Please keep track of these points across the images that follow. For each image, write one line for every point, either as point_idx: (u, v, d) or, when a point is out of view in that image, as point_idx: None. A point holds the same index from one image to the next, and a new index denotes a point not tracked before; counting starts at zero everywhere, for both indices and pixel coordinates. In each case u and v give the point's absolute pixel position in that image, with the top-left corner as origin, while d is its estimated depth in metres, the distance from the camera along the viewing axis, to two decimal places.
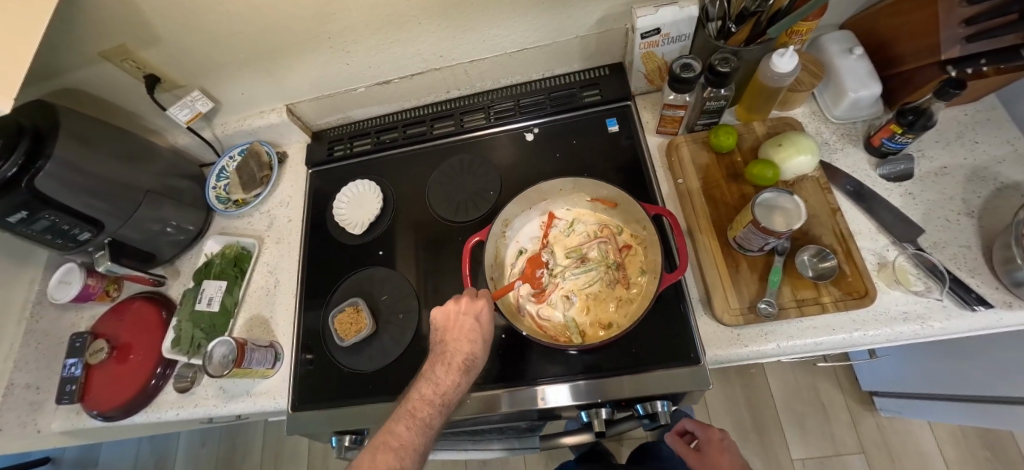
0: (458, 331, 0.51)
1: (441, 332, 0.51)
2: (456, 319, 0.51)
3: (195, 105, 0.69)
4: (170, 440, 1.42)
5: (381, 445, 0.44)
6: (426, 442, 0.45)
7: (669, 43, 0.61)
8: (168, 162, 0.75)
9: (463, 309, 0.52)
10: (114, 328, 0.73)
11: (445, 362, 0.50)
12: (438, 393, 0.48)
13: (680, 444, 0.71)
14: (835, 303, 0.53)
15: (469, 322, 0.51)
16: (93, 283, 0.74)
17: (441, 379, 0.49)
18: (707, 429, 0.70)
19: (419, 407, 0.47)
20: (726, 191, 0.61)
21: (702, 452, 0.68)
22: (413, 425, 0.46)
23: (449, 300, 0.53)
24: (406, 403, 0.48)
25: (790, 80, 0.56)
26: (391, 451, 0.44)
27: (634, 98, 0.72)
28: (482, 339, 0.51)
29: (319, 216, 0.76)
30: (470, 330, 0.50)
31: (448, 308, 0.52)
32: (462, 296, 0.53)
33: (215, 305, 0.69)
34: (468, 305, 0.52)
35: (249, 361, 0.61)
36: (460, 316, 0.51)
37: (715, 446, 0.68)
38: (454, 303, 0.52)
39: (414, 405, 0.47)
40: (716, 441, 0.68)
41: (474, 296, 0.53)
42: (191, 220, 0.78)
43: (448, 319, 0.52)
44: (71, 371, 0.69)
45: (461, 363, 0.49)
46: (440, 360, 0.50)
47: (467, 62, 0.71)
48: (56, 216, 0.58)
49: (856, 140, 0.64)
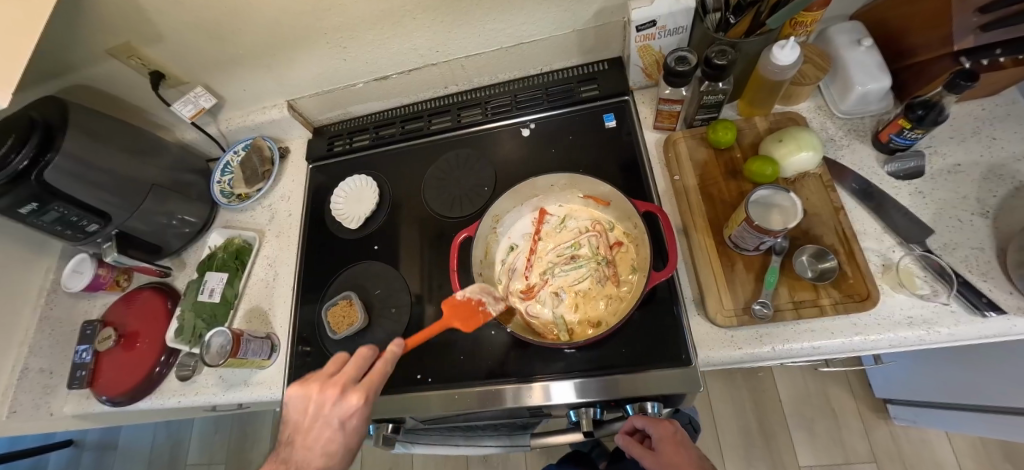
0: (312, 440, 0.45)
1: (296, 433, 0.46)
2: (314, 423, 0.45)
3: (198, 101, 0.71)
4: (184, 427, 1.46)
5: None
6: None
7: (667, 36, 0.60)
8: (175, 157, 0.77)
9: (325, 412, 0.45)
10: (122, 317, 0.76)
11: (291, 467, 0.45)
12: None
13: (636, 447, 0.57)
14: (834, 306, 0.51)
15: (329, 431, 0.45)
16: (104, 273, 0.77)
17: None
18: (660, 424, 0.55)
19: None
20: (723, 188, 0.59)
21: (656, 452, 0.55)
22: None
23: (314, 390, 0.46)
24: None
25: (791, 74, 0.54)
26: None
27: (633, 93, 0.71)
28: (337, 451, 0.45)
29: (318, 211, 0.76)
30: (326, 444, 0.45)
31: (311, 403, 0.46)
32: (328, 393, 0.46)
33: (216, 296, 0.71)
34: (333, 412, 0.45)
35: (244, 352, 0.62)
36: (320, 421, 0.45)
37: (670, 443, 0.54)
38: (318, 398, 0.46)
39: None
40: (667, 437, 0.54)
41: (342, 396, 0.45)
42: (196, 213, 0.79)
43: (304, 417, 0.46)
44: (82, 357, 0.73)
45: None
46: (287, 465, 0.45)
47: (462, 58, 0.71)
48: (64, 208, 0.61)
49: (864, 136, 0.61)
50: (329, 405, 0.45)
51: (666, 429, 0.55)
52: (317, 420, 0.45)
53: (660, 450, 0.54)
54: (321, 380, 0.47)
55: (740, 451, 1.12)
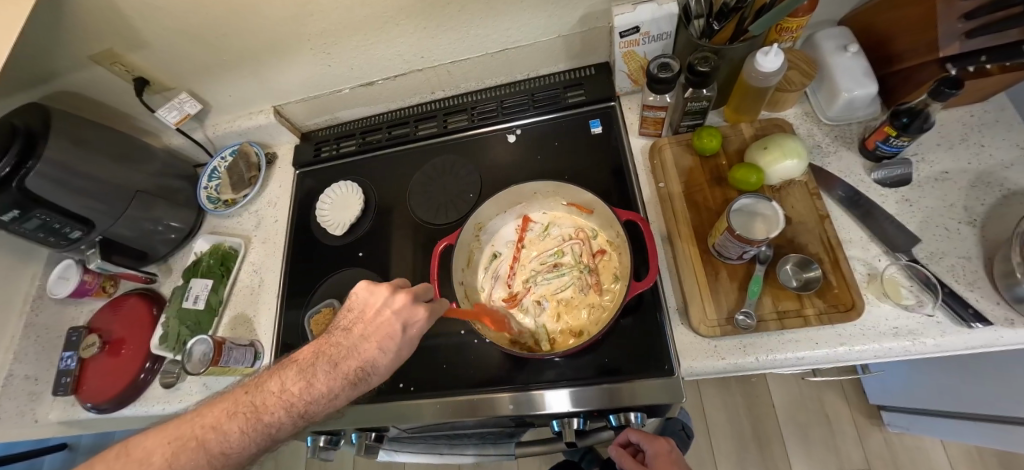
0: (372, 331, 0.43)
1: (355, 324, 0.44)
2: (378, 316, 0.43)
3: (183, 107, 0.71)
4: None
5: (195, 441, 0.36)
6: (255, 451, 0.38)
7: (651, 42, 0.59)
8: (161, 163, 0.77)
9: (391, 309, 0.43)
10: (108, 323, 0.76)
11: (341, 354, 0.42)
12: (303, 393, 0.39)
13: (628, 460, 0.57)
14: (818, 316, 0.50)
15: (387, 327, 0.43)
16: (89, 279, 0.76)
17: (318, 378, 0.40)
18: (654, 439, 0.56)
19: (270, 405, 0.39)
20: (708, 196, 0.59)
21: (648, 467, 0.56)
22: (251, 425, 0.37)
23: (384, 287, 0.45)
24: (263, 388, 0.40)
25: (775, 80, 0.54)
26: (200, 450, 0.36)
27: (620, 99, 0.70)
28: (388, 356, 0.42)
29: (303, 217, 0.76)
30: (383, 340, 0.42)
31: (378, 297, 0.44)
32: (399, 293, 0.45)
33: (201, 303, 0.70)
34: (399, 308, 0.44)
35: (227, 359, 0.62)
36: (382, 314, 0.44)
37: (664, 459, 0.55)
38: (386, 295, 0.44)
39: (267, 399, 0.39)
40: (663, 453, 0.55)
41: (412, 302, 0.44)
42: (182, 219, 0.79)
43: (369, 307, 0.44)
44: (67, 364, 0.72)
45: (347, 377, 0.40)
46: (333, 358, 0.42)
47: (448, 63, 0.70)
48: (47, 215, 0.60)
49: (851, 143, 0.60)
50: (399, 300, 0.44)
51: (662, 446, 0.56)
52: (382, 312, 0.44)
53: (654, 466, 0.55)
54: (392, 284, 0.46)
55: (734, 458, 1.12)
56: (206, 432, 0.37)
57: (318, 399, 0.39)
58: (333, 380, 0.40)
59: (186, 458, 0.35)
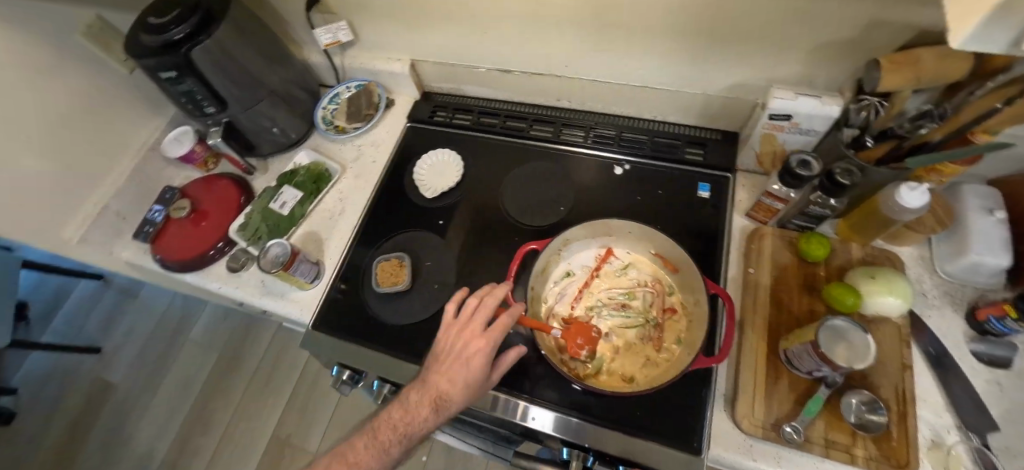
0: (472, 329, 0.52)
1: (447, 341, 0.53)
2: (472, 321, 0.52)
3: (337, 33, 0.75)
4: (196, 306, 1.54)
5: (400, 420, 0.51)
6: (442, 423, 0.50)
7: (795, 133, 0.59)
8: (295, 72, 0.82)
9: (480, 312, 0.53)
10: (200, 194, 0.82)
11: (459, 352, 0.51)
12: (444, 382, 0.50)
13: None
14: (866, 460, 0.49)
15: (478, 329, 0.52)
16: (198, 149, 0.83)
17: (447, 368, 0.50)
18: None
19: (431, 394, 0.50)
20: (794, 300, 0.58)
21: None
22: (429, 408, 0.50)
23: (471, 303, 0.54)
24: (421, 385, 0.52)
25: (909, 217, 0.53)
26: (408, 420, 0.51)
27: (737, 172, 0.69)
28: (481, 361, 0.50)
29: (399, 167, 0.79)
30: (472, 353, 0.50)
31: (471, 305, 0.54)
32: (484, 297, 0.55)
33: (286, 210, 0.76)
34: (484, 313, 0.52)
35: (295, 269, 0.67)
36: (474, 319, 0.52)
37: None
38: (475, 303, 0.54)
39: (428, 390, 0.51)
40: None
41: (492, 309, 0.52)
42: (294, 129, 0.84)
43: (468, 313, 0.54)
44: (155, 216, 0.80)
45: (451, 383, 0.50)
46: (453, 353, 0.52)
47: (588, 80, 0.71)
48: (196, 85, 0.67)
49: (959, 305, 0.57)
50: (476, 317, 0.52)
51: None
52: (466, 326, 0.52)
53: None
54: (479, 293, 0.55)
55: None
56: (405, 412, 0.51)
57: (451, 383, 0.49)
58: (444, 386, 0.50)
59: (404, 423, 0.51)
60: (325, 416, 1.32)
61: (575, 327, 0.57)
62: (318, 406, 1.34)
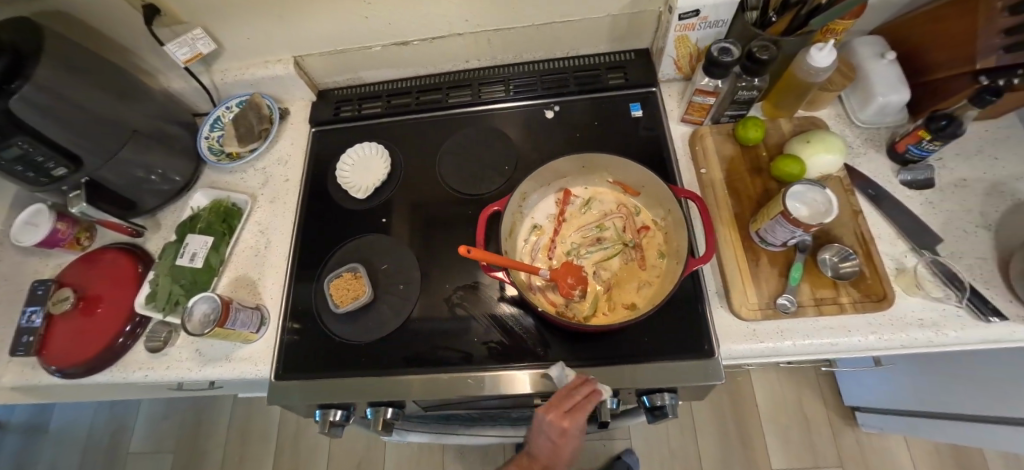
0: (556, 447, 0.49)
1: (541, 428, 0.49)
2: (562, 442, 0.48)
3: (196, 44, 0.64)
4: (128, 410, 1.31)
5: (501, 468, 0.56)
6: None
7: (706, 28, 0.59)
8: (158, 105, 0.69)
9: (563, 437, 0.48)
10: (84, 278, 0.68)
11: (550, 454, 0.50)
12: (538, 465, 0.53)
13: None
14: (853, 305, 0.52)
15: (554, 441, 0.49)
16: (63, 227, 0.67)
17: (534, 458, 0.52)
18: None
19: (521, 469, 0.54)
20: (749, 184, 0.59)
21: None
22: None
23: (555, 420, 0.46)
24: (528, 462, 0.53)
25: (823, 77, 0.56)
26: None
27: (661, 85, 0.70)
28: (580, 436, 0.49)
29: (319, 177, 0.70)
30: (572, 437, 0.48)
31: (548, 422, 0.47)
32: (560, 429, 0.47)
33: (199, 261, 0.63)
34: (565, 429, 0.46)
35: (233, 322, 0.56)
36: (566, 438, 0.48)
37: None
38: (562, 428, 0.46)
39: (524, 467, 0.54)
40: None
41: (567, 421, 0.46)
42: (178, 170, 0.73)
43: (556, 436, 0.48)
44: (30, 320, 0.63)
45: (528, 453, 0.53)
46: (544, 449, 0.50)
47: (494, 30, 0.67)
48: (29, 144, 0.52)
49: (879, 146, 0.63)
50: (568, 403, 0.46)
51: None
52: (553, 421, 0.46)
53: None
54: (563, 410, 0.46)
55: (717, 456, 1.11)
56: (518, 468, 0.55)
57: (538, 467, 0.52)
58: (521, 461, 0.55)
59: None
60: None
61: (563, 267, 0.54)
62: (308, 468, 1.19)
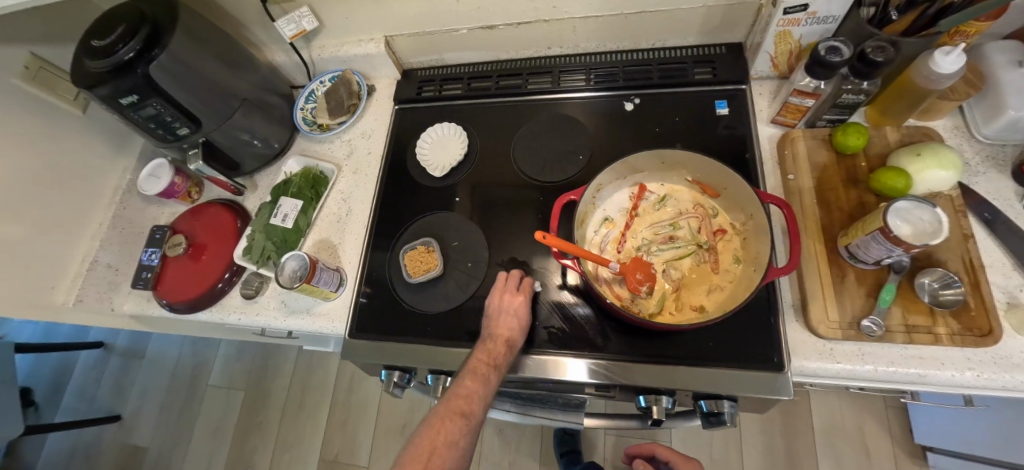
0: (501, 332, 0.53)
1: (496, 314, 0.55)
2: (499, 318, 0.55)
3: (301, 22, 0.69)
4: (209, 348, 1.48)
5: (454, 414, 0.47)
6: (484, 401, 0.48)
7: (813, 24, 0.55)
8: (263, 76, 0.75)
9: (506, 309, 0.55)
10: (193, 227, 0.76)
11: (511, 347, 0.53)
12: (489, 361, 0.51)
13: None
14: (950, 337, 0.48)
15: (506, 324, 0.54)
16: (178, 182, 0.76)
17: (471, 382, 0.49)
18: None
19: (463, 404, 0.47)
20: (842, 195, 0.56)
21: None
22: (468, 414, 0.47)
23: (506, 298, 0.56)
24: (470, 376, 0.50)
25: (946, 84, 0.51)
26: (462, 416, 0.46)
27: (751, 82, 0.66)
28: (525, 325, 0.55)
29: (398, 153, 0.74)
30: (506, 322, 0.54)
31: (504, 304, 0.56)
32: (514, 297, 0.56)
33: (289, 222, 0.70)
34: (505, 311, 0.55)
35: (318, 280, 0.62)
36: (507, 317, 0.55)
37: None
38: (514, 307, 0.55)
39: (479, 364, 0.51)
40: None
41: (518, 304, 0.56)
42: (277, 137, 0.79)
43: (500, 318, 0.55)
44: (151, 259, 0.73)
45: (510, 339, 0.53)
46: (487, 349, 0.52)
47: (580, 18, 0.66)
48: (163, 106, 0.60)
49: (1003, 166, 0.56)
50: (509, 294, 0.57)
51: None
52: (510, 326, 0.54)
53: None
54: (507, 289, 0.57)
55: None
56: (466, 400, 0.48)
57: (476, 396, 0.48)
58: (503, 346, 0.52)
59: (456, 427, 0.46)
60: (368, 431, 1.28)
61: (632, 262, 0.55)
62: (357, 422, 1.29)
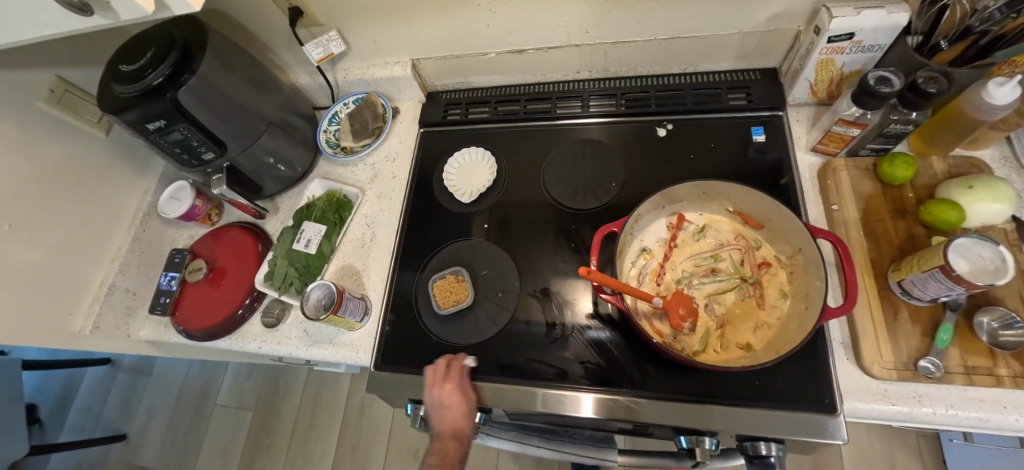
0: (450, 429, 0.55)
1: (437, 412, 0.54)
2: (448, 416, 0.54)
3: (329, 46, 0.68)
4: (218, 365, 1.46)
5: None
6: None
7: (857, 52, 0.54)
8: (288, 98, 0.74)
9: (451, 406, 0.54)
10: (213, 251, 0.75)
11: (461, 441, 0.55)
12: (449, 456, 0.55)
13: None
14: (1014, 379, 0.46)
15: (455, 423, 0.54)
16: (199, 204, 0.75)
17: None
18: None
19: None
20: (890, 227, 0.54)
21: None
22: None
23: (445, 396, 0.54)
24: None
25: (999, 115, 0.49)
26: None
27: (789, 108, 0.65)
28: (471, 412, 0.55)
29: (424, 177, 0.73)
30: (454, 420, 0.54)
31: (445, 398, 0.54)
32: (450, 385, 0.54)
33: (313, 247, 0.68)
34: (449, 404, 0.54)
35: (344, 310, 0.60)
36: (455, 409, 0.54)
37: None
38: (451, 403, 0.54)
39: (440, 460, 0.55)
40: None
41: (456, 396, 0.54)
42: (300, 160, 0.78)
43: (446, 415, 0.54)
44: (169, 284, 0.72)
45: (459, 434, 0.55)
46: (442, 446, 0.56)
47: (612, 43, 0.66)
48: (189, 131, 0.59)
49: None
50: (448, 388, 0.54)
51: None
52: (457, 408, 0.54)
53: None
54: (444, 383, 0.55)
55: None
56: None
57: None
58: (454, 441, 0.55)
59: None
60: (379, 455, 1.24)
61: (674, 297, 0.53)
62: (369, 446, 1.26)
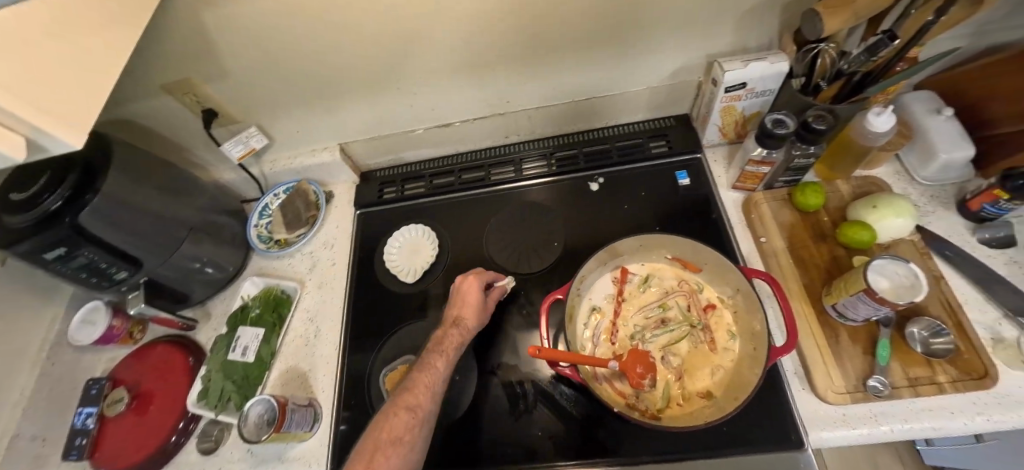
0: (450, 336, 0.52)
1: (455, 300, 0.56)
2: (466, 309, 0.54)
3: (249, 141, 0.66)
4: None
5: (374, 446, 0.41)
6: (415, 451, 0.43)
7: (752, 97, 0.59)
8: (212, 198, 0.71)
9: (471, 302, 0.55)
10: (136, 375, 0.67)
11: (462, 335, 0.52)
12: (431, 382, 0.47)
13: None
14: (951, 384, 0.47)
15: (457, 334, 0.52)
16: (118, 324, 0.68)
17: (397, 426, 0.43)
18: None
19: (398, 415, 0.43)
20: (815, 253, 0.57)
21: None
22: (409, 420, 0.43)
23: (468, 287, 0.56)
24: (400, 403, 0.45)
25: (882, 141, 0.54)
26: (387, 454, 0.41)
27: (705, 150, 0.69)
28: (484, 311, 0.56)
29: (366, 261, 0.70)
30: (467, 320, 0.54)
31: (466, 288, 0.56)
32: (472, 285, 0.57)
33: (251, 355, 0.63)
34: (468, 299, 0.55)
35: (288, 424, 0.54)
36: (467, 305, 0.55)
37: None
38: (472, 292, 0.56)
39: (417, 394, 0.46)
40: None
41: (477, 286, 0.56)
42: (230, 260, 0.74)
43: (461, 307, 0.55)
44: (84, 423, 0.63)
45: (462, 321, 0.53)
46: (435, 352, 0.50)
47: (534, 109, 0.68)
48: (94, 253, 0.54)
49: (948, 203, 0.60)
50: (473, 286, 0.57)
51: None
52: (462, 310, 0.55)
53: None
54: (474, 286, 0.57)
55: None
56: (392, 433, 0.42)
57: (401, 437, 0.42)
58: (455, 330, 0.52)
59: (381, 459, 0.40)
60: None
61: (630, 355, 0.52)
62: None
